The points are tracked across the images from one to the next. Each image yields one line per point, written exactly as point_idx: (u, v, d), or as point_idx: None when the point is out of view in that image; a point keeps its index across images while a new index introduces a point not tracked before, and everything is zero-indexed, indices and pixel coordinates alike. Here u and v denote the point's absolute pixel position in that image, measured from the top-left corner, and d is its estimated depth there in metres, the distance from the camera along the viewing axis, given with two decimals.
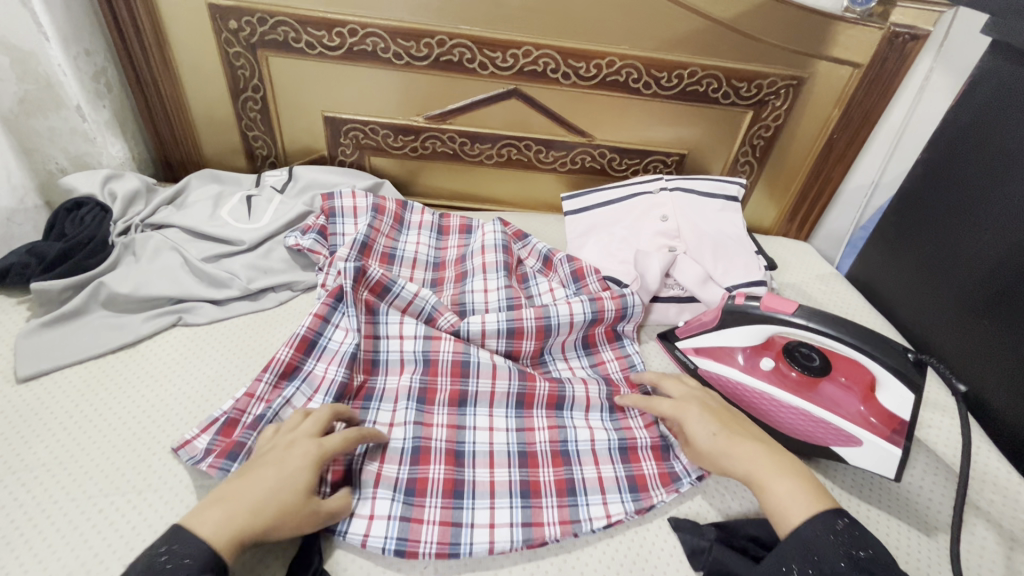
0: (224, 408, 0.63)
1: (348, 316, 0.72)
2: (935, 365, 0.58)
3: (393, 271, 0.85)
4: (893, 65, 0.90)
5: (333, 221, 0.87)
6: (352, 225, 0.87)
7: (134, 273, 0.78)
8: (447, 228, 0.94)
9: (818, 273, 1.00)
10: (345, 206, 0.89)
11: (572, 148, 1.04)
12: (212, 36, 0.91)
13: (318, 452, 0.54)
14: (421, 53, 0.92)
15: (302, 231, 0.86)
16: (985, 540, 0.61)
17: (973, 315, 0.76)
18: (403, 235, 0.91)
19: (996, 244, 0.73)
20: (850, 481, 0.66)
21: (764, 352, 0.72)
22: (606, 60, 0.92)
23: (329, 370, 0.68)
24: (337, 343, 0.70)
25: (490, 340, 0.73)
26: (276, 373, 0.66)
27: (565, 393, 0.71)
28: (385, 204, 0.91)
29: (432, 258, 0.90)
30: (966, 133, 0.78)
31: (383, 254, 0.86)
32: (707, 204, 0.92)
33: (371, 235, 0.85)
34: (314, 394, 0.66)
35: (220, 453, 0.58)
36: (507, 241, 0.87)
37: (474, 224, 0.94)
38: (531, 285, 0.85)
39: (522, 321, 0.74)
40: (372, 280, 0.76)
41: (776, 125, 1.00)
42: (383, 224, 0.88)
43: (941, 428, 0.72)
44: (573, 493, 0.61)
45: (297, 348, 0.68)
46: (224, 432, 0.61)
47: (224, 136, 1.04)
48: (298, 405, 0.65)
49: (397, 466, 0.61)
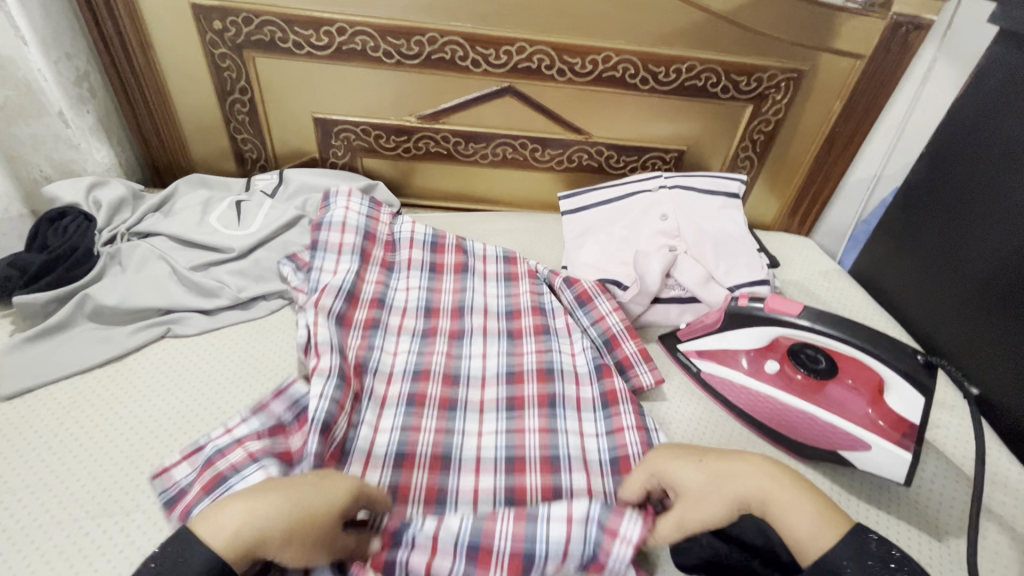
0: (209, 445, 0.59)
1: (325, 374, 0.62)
2: (946, 368, 0.57)
3: (381, 317, 0.76)
4: (895, 56, 0.88)
5: (313, 254, 0.80)
6: (331, 263, 0.79)
7: (120, 283, 0.76)
8: (443, 246, 0.88)
9: (821, 270, 0.98)
10: (334, 224, 0.83)
11: (568, 145, 1.02)
12: (197, 38, 0.89)
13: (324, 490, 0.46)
14: (412, 51, 0.89)
15: (293, 261, 0.81)
16: (999, 545, 0.59)
17: (982, 311, 0.75)
18: (391, 279, 0.83)
19: (1005, 241, 0.72)
20: (859, 486, 0.64)
21: (769, 355, 0.70)
22: (602, 56, 0.90)
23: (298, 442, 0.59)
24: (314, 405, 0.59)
25: (490, 420, 0.66)
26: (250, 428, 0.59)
27: (561, 461, 0.62)
28: (375, 236, 0.87)
29: (423, 302, 0.80)
30: (975, 123, 0.76)
31: (371, 299, 0.77)
32: (707, 201, 0.90)
33: (357, 283, 0.78)
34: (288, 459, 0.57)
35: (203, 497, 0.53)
36: (512, 299, 0.82)
37: (468, 237, 0.91)
38: (551, 341, 0.75)
39: (524, 409, 0.67)
40: (366, 298, 0.77)
41: (777, 119, 0.98)
42: (370, 272, 0.81)
43: (951, 428, 0.70)
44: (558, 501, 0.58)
45: (279, 398, 0.64)
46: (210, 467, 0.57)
47: (212, 139, 1.02)
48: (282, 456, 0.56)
49: (381, 471, 0.59)
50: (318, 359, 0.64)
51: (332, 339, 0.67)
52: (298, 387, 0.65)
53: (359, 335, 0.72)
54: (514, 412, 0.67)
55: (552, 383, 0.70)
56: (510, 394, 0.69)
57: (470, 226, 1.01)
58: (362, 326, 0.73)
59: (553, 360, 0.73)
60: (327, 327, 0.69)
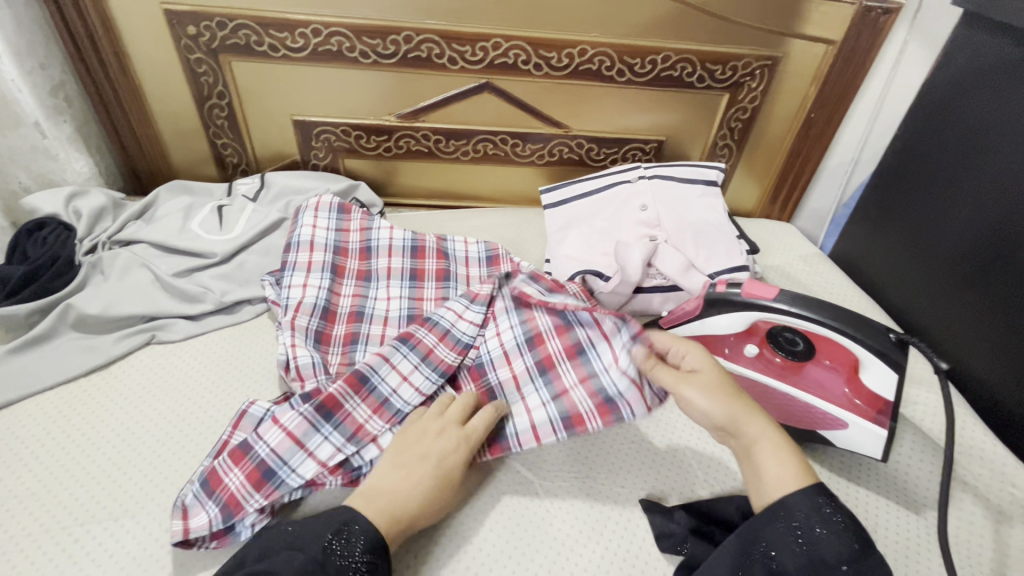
0: (194, 487, 0.55)
1: (405, 356, 0.64)
2: (917, 344, 0.58)
3: (361, 330, 0.75)
4: (867, 39, 0.89)
5: (284, 275, 0.78)
6: (302, 279, 0.78)
7: (103, 292, 0.76)
8: (422, 243, 0.86)
9: (802, 254, 1.00)
10: (305, 237, 0.83)
11: (549, 139, 1.03)
12: (172, 43, 0.88)
13: (466, 444, 0.57)
14: (388, 50, 0.89)
15: (271, 275, 0.80)
16: (974, 515, 0.61)
17: (957, 288, 0.76)
18: (370, 289, 0.81)
19: (976, 218, 0.73)
20: (838, 463, 0.66)
21: (748, 339, 0.71)
22: (577, 49, 0.90)
23: (377, 425, 0.60)
24: (404, 401, 0.62)
25: (531, 394, 0.65)
26: (313, 405, 0.58)
27: (616, 400, 0.61)
28: (347, 251, 0.84)
29: (405, 312, 0.78)
30: (941, 104, 0.78)
31: (351, 313, 0.77)
32: (687, 190, 0.91)
33: (333, 299, 0.77)
34: (330, 467, 0.57)
35: (231, 501, 0.54)
36: (510, 268, 0.74)
37: (448, 237, 0.89)
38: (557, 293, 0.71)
39: (556, 368, 0.66)
40: (343, 315, 0.76)
41: (753, 106, 0.99)
42: (346, 285, 0.80)
43: (928, 404, 0.72)
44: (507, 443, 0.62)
45: (242, 427, 0.60)
46: (209, 486, 0.55)
47: (192, 145, 1.02)
48: (324, 456, 0.57)
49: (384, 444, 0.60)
50: (303, 381, 0.65)
51: (316, 359, 0.68)
52: (259, 408, 0.61)
53: (339, 351, 0.72)
54: (549, 374, 0.66)
55: (574, 332, 0.67)
56: (536, 359, 0.67)
57: (453, 224, 1.02)
58: (342, 340, 0.73)
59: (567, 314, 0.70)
60: (307, 346, 0.69)
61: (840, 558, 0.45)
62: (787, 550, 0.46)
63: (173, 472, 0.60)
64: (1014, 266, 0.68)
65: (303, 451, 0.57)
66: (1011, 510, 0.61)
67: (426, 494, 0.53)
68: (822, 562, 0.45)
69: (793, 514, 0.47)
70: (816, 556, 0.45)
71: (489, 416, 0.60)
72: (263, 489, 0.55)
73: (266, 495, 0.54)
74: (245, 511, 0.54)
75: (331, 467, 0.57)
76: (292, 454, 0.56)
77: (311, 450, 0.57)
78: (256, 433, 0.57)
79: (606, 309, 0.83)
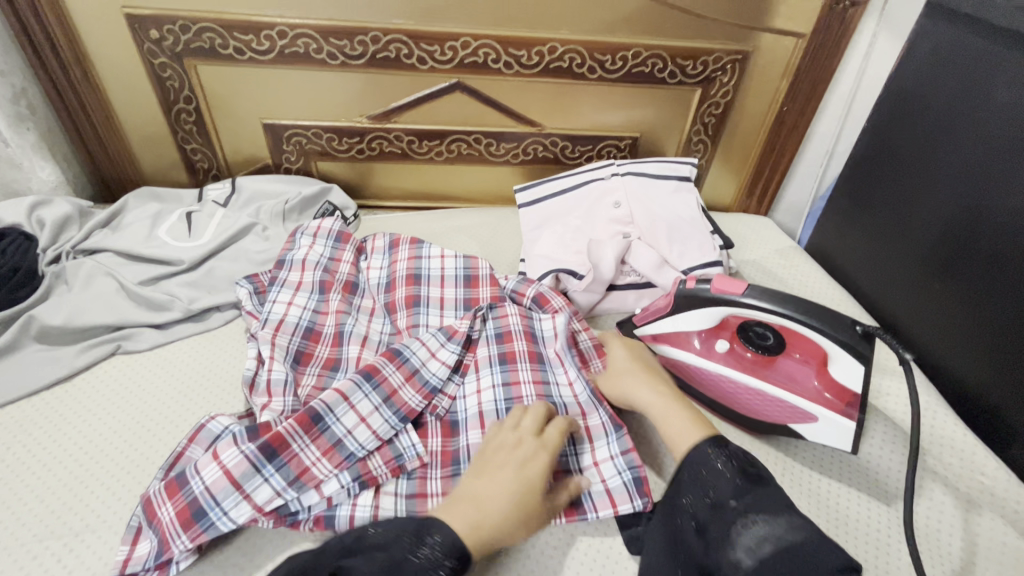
0: (139, 512, 0.55)
1: (367, 395, 0.63)
2: (883, 336, 0.58)
3: (342, 355, 0.72)
4: (836, 32, 0.90)
5: (270, 290, 0.77)
6: (288, 297, 0.76)
7: (66, 302, 0.75)
8: (399, 242, 0.86)
9: (778, 248, 1.00)
10: (300, 252, 0.82)
11: (523, 138, 1.02)
12: (135, 48, 0.87)
13: (545, 449, 0.56)
14: (356, 51, 0.88)
15: (251, 282, 0.79)
16: (943, 505, 0.61)
17: (926, 279, 0.76)
18: (352, 312, 0.78)
19: (944, 208, 0.73)
20: (810, 456, 0.66)
21: (719, 334, 0.71)
22: (547, 47, 0.90)
23: (324, 470, 0.58)
24: (358, 444, 0.60)
25: None
26: (257, 444, 0.56)
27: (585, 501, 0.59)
28: (335, 277, 0.81)
29: (386, 338, 0.75)
30: (909, 96, 0.78)
31: (333, 334, 0.74)
32: (660, 186, 0.91)
33: (317, 320, 0.75)
34: (265, 510, 0.55)
35: (161, 538, 0.52)
36: (499, 322, 0.73)
37: (422, 254, 0.84)
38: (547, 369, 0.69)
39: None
40: (327, 336, 0.74)
41: (726, 101, 0.99)
42: (332, 302, 0.77)
43: (900, 395, 0.72)
44: (457, 463, 0.62)
45: (198, 442, 0.60)
46: (147, 513, 0.54)
47: (162, 151, 1.00)
48: (261, 500, 0.55)
49: (341, 475, 0.59)
50: (268, 399, 0.64)
51: (287, 377, 0.67)
52: (218, 424, 0.61)
53: (316, 372, 0.70)
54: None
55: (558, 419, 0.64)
56: None
57: (428, 225, 1.01)
58: (322, 363, 0.71)
59: (552, 393, 0.66)
60: (283, 363, 0.68)
61: (729, 493, 0.49)
62: (696, 504, 0.50)
63: (136, 485, 0.59)
64: (981, 256, 0.68)
65: (240, 492, 0.54)
66: (980, 500, 0.62)
67: (511, 498, 0.51)
68: (720, 505, 0.48)
69: (693, 466, 0.52)
70: (715, 501, 0.49)
71: (562, 423, 0.59)
72: (192, 529, 0.53)
73: (194, 537, 0.53)
74: (172, 551, 0.52)
75: (266, 511, 0.55)
76: (227, 495, 0.54)
77: (248, 492, 0.55)
78: (194, 467, 0.55)
79: (580, 309, 0.82)
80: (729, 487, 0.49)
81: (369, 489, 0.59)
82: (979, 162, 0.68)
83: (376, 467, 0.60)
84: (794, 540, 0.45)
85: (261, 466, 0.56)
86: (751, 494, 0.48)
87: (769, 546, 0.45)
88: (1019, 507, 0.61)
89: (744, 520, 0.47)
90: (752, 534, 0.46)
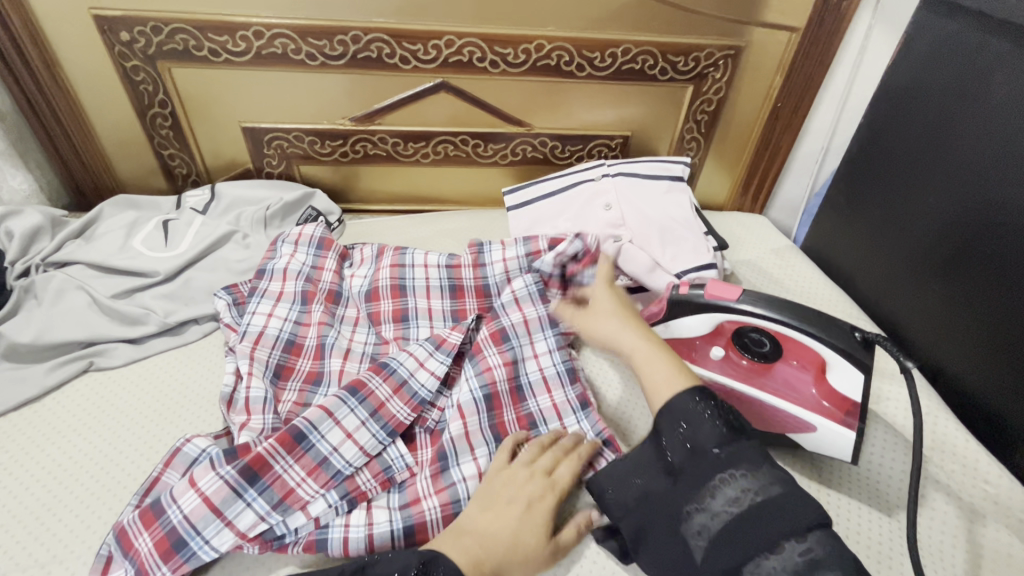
0: (111, 540, 0.52)
1: (352, 410, 0.60)
2: (884, 344, 0.56)
3: (324, 368, 0.69)
4: (831, 25, 0.87)
5: (250, 300, 0.75)
6: (268, 308, 0.73)
7: (36, 318, 0.72)
8: (384, 250, 0.83)
9: (773, 247, 0.97)
10: (281, 260, 0.79)
11: (511, 138, 0.99)
12: (105, 51, 0.84)
13: (554, 491, 0.54)
14: (336, 51, 0.85)
15: (229, 293, 0.76)
16: (946, 515, 0.59)
17: (925, 279, 0.74)
18: (335, 324, 0.75)
19: (943, 206, 0.71)
20: (810, 466, 0.64)
21: (714, 341, 0.68)
22: (534, 44, 0.87)
23: (310, 490, 0.56)
24: (345, 462, 0.58)
25: (483, 455, 0.60)
26: (237, 468, 0.53)
27: None
28: (318, 286, 0.78)
29: (372, 349, 0.72)
30: (905, 91, 0.76)
31: (315, 347, 0.71)
32: (652, 186, 0.89)
33: (299, 332, 0.72)
34: (249, 537, 0.52)
35: (140, 569, 0.50)
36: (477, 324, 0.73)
37: (405, 261, 0.80)
38: (513, 347, 0.69)
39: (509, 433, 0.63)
40: (308, 349, 0.71)
41: (718, 97, 0.97)
42: (314, 313, 0.74)
43: (900, 399, 0.70)
44: (444, 457, 0.60)
45: (174, 466, 0.57)
46: (121, 545, 0.51)
47: (138, 157, 0.97)
48: (244, 526, 0.52)
49: (328, 493, 0.56)
50: (247, 417, 0.62)
51: (267, 394, 0.64)
52: (194, 447, 0.58)
53: (298, 388, 0.67)
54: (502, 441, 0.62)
55: (527, 401, 0.66)
56: (492, 422, 0.63)
57: (415, 229, 0.98)
58: (303, 378, 0.68)
59: (521, 373, 0.68)
60: (262, 379, 0.66)
61: (713, 441, 0.48)
62: (674, 445, 0.50)
63: (107, 510, 0.57)
64: (981, 256, 0.66)
65: (221, 520, 0.52)
66: (984, 509, 0.60)
67: (515, 540, 0.50)
68: (699, 450, 0.48)
69: (675, 413, 0.51)
70: (694, 445, 0.49)
71: (575, 461, 0.57)
72: (172, 560, 0.50)
73: (175, 568, 0.50)
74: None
75: (250, 537, 0.53)
76: (207, 524, 0.51)
77: (230, 519, 0.52)
78: (169, 493, 0.52)
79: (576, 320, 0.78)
80: (710, 434, 0.48)
81: (358, 507, 0.57)
82: (978, 159, 0.66)
83: (362, 477, 0.58)
84: (771, 495, 0.45)
85: (242, 492, 0.53)
86: (733, 442, 0.48)
87: (744, 501, 0.45)
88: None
89: (723, 473, 0.47)
90: (732, 487, 0.46)
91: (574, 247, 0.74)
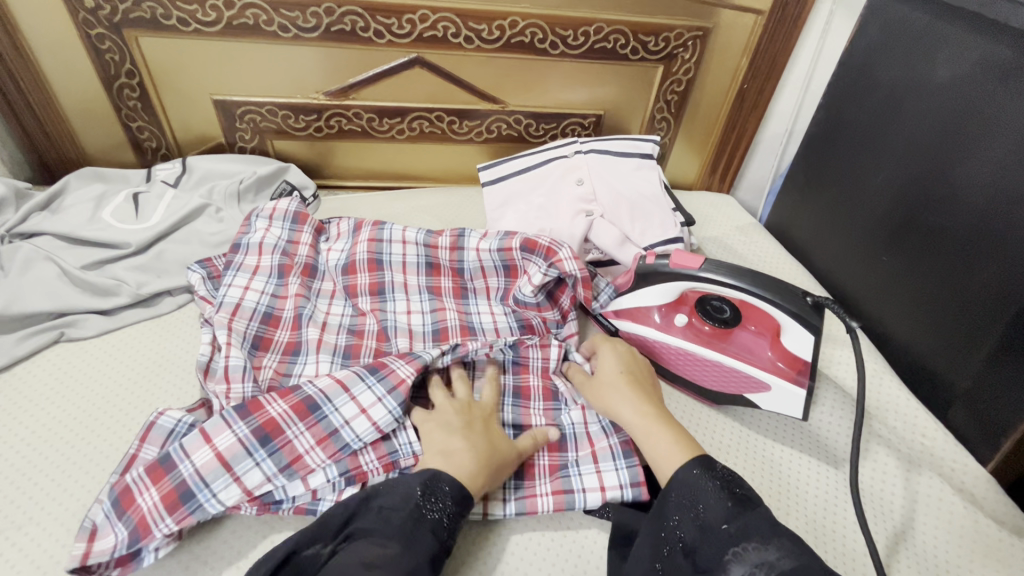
0: (99, 509, 0.52)
1: (369, 387, 0.59)
2: (832, 307, 0.60)
3: (303, 338, 0.70)
4: (795, 8, 0.91)
5: (226, 274, 0.75)
6: (244, 280, 0.73)
7: (3, 288, 0.71)
8: (361, 224, 0.84)
9: (737, 224, 1.01)
10: (255, 235, 0.79)
11: (486, 116, 1.00)
12: (68, 18, 0.82)
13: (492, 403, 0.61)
14: (310, 23, 0.85)
15: (204, 267, 0.76)
16: (886, 465, 0.65)
17: (874, 253, 0.79)
18: (311, 297, 0.76)
19: (889, 183, 0.76)
20: (765, 425, 0.68)
21: (679, 308, 0.72)
22: (507, 21, 0.88)
23: (317, 459, 0.56)
24: (355, 435, 0.57)
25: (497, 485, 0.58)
26: (250, 427, 0.55)
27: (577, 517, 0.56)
28: (294, 260, 0.79)
29: (349, 323, 0.73)
30: (861, 72, 0.79)
31: (292, 319, 0.72)
32: (622, 163, 0.91)
33: (276, 304, 0.73)
34: (253, 496, 0.54)
35: (141, 524, 0.50)
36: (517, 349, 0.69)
37: (382, 236, 0.81)
38: (560, 411, 0.64)
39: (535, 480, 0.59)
40: (285, 321, 0.72)
41: (687, 78, 1.00)
42: (291, 286, 0.75)
43: (849, 362, 0.75)
44: None
45: (151, 440, 0.57)
46: (120, 505, 0.52)
47: (105, 129, 0.95)
48: (250, 484, 0.54)
49: (325, 471, 0.56)
50: (227, 386, 0.62)
51: (246, 363, 0.64)
52: (169, 419, 0.59)
53: (277, 358, 0.68)
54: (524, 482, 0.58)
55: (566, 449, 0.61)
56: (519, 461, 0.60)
57: (390, 205, 0.99)
58: (282, 348, 0.69)
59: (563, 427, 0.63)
60: (240, 349, 0.66)
61: (722, 518, 0.46)
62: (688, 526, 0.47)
63: (86, 476, 0.57)
64: (920, 229, 0.72)
65: (230, 475, 0.53)
66: (920, 459, 0.65)
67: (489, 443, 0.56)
68: (709, 528, 0.46)
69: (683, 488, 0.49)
70: (704, 524, 0.46)
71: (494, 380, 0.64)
72: (178, 512, 0.51)
73: (179, 519, 0.51)
74: (153, 535, 0.50)
75: (254, 497, 0.54)
76: (217, 477, 0.53)
77: (237, 475, 0.54)
78: (181, 447, 0.54)
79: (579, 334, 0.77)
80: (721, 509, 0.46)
81: (355, 486, 0.57)
82: (926, 136, 0.70)
83: (361, 452, 0.57)
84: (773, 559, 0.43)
85: (251, 451, 0.55)
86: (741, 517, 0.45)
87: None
88: (955, 464, 0.65)
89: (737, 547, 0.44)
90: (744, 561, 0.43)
91: (548, 277, 0.71)
